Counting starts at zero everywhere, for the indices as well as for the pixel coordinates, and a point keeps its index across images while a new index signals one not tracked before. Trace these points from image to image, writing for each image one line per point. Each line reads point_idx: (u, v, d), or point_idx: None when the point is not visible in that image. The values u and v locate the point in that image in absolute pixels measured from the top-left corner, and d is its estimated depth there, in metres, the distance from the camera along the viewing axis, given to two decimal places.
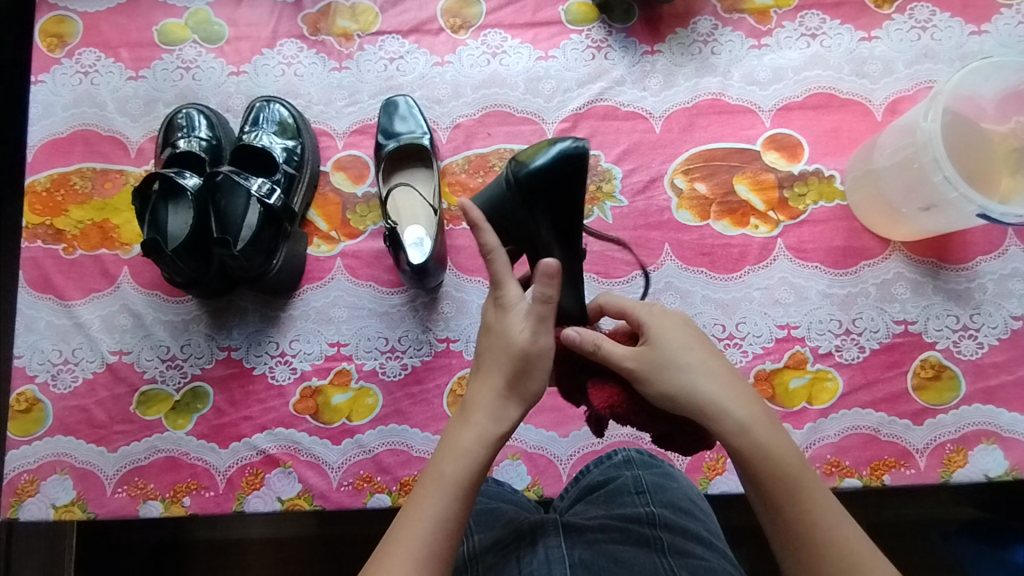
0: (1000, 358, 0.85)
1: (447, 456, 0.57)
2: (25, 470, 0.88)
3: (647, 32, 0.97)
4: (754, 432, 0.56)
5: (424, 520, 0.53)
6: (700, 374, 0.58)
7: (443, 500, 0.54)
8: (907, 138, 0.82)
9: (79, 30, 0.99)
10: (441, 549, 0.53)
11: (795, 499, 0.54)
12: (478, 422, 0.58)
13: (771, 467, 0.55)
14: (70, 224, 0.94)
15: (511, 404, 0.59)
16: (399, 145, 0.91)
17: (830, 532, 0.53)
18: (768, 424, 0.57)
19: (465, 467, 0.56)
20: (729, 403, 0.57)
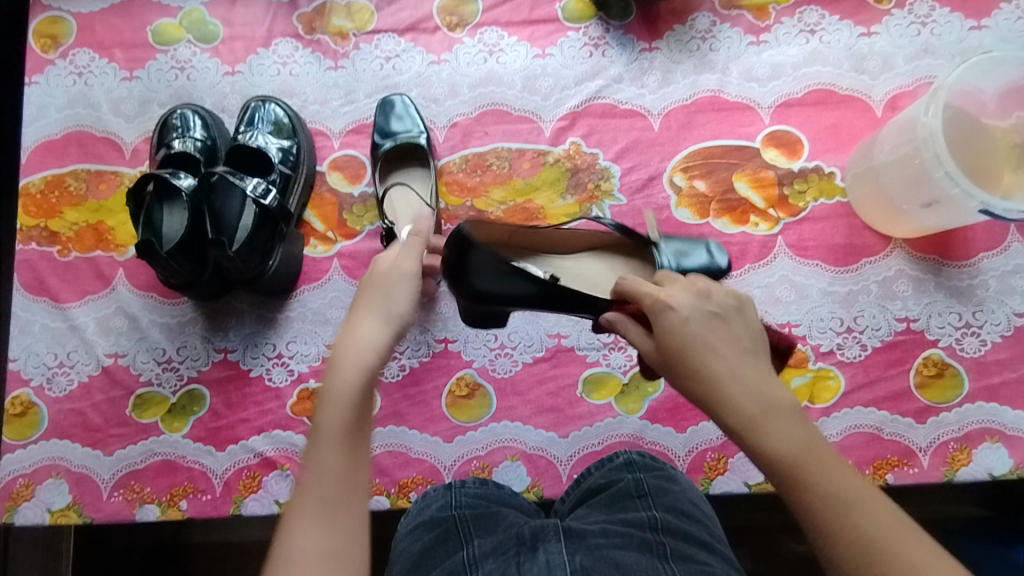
0: (1003, 355, 0.84)
1: (336, 394, 0.53)
2: (20, 475, 0.87)
3: (645, 29, 0.96)
4: (755, 433, 0.52)
5: (331, 467, 0.50)
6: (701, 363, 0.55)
7: (340, 447, 0.51)
8: (908, 134, 0.81)
9: (72, 31, 0.98)
10: (345, 492, 0.50)
11: (807, 498, 0.49)
12: (355, 356, 0.56)
13: (778, 468, 0.50)
14: (64, 226, 0.93)
15: (387, 334, 0.58)
16: (395, 144, 0.90)
17: (850, 530, 0.47)
18: (775, 421, 0.52)
19: (343, 410, 0.52)
20: (728, 395, 0.53)
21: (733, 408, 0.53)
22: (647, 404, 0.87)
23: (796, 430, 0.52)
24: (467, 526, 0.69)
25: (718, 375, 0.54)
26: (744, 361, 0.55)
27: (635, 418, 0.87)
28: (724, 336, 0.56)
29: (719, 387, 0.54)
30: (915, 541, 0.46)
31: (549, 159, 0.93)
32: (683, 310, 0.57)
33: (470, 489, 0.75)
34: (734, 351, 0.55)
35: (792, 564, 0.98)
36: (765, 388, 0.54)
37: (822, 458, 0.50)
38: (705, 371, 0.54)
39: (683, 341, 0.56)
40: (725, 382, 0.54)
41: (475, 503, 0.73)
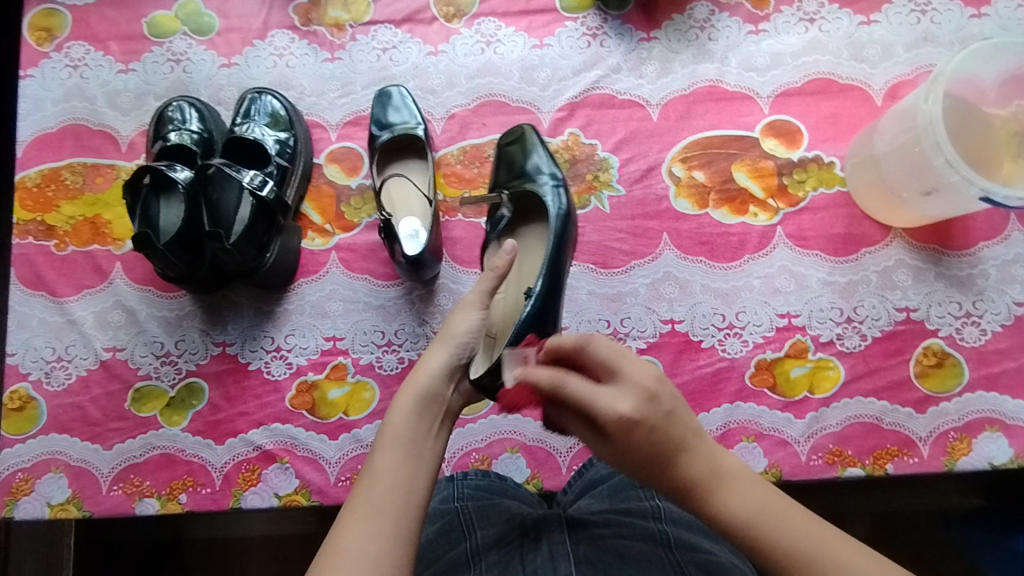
0: (1003, 345, 0.84)
1: (390, 420, 0.59)
2: (20, 469, 0.87)
3: (642, 19, 0.95)
4: (712, 502, 0.53)
5: (382, 478, 0.54)
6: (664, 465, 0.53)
7: (392, 461, 0.56)
8: (908, 122, 0.80)
9: (67, 24, 0.98)
10: (398, 501, 0.53)
11: (779, 556, 0.50)
12: (412, 381, 0.62)
13: (748, 536, 0.52)
14: (61, 220, 0.93)
15: (448, 352, 0.64)
16: (392, 136, 0.90)
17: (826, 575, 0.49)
18: (727, 492, 0.53)
19: (392, 487, 0.54)
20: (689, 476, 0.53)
21: (696, 495, 0.53)
22: None
23: (748, 495, 0.53)
24: (469, 518, 0.69)
25: (676, 475, 0.53)
26: (683, 449, 0.53)
27: None
28: (667, 434, 0.53)
29: (679, 481, 0.53)
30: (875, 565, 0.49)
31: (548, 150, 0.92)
32: (614, 436, 0.53)
33: (471, 481, 0.75)
34: (681, 443, 0.53)
35: None
36: (708, 459, 0.54)
37: (772, 511, 0.52)
38: (663, 471, 0.53)
39: (629, 455, 0.53)
40: (682, 476, 0.53)
41: (477, 495, 0.73)
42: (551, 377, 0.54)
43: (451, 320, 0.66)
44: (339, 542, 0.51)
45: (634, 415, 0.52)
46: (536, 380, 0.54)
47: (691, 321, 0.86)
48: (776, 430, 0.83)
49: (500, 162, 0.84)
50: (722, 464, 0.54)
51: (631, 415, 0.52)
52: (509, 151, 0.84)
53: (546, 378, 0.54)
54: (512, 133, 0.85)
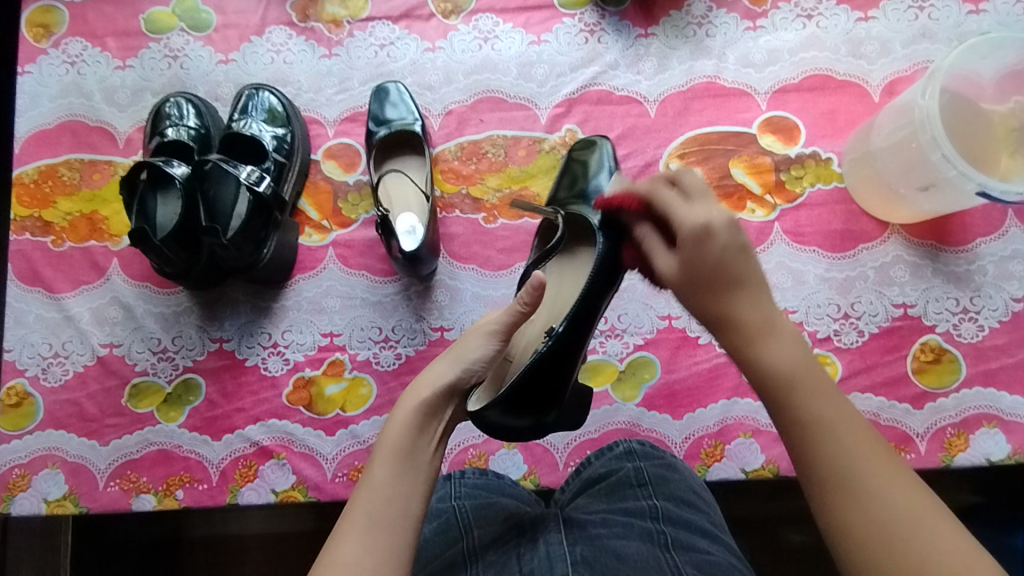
0: (1001, 341, 0.84)
1: (388, 432, 0.59)
2: (16, 465, 0.87)
3: (640, 15, 0.95)
4: (748, 349, 0.54)
5: (379, 490, 0.54)
6: (718, 295, 0.56)
7: (387, 467, 0.56)
8: (905, 118, 0.80)
9: (65, 20, 0.97)
10: (395, 509, 0.54)
11: (798, 411, 0.52)
12: (414, 396, 0.61)
13: (773, 383, 0.53)
14: (58, 216, 0.93)
15: (453, 369, 0.63)
16: (390, 131, 0.90)
17: (834, 446, 0.50)
18: (772, 344, 0.54)
19: (387, 499, 0.54)
20: (738, 314, 0.55)
21: (736, 331, 0.55)
22: (644, 392, 0.87)
23: (792, 352, 0.54)
24: (467, 517, 0.69)
25: (722, 305, 0.56)
26: (744, 292, 0.56)
27: (632, 405, 0.86)
28: (734, 264, 0.56)
29: (725, 313, 0.55)
30: (887, 472, 0.49)
31: (545, 147, 0.92)
32: (683, 239, 0.57)
33: (469, 479, 0.75)
34: (741, 279, 0.56)
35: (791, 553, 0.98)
36: (765, 312, 0.55)
37: (811, 380, 0.53)
38: (716, 300, 0.56)
39: (689, 265, 0.57)
40: (730, 311, 0.55)
41: (474, 494, 0.73)
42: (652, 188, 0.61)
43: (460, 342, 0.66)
44: (338, 550, 0.51)
45: (710, 222, 0.56)
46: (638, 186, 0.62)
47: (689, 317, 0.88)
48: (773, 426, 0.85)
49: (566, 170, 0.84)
50: (774, 322, 0.55)
51: (706, 225, 0.56)
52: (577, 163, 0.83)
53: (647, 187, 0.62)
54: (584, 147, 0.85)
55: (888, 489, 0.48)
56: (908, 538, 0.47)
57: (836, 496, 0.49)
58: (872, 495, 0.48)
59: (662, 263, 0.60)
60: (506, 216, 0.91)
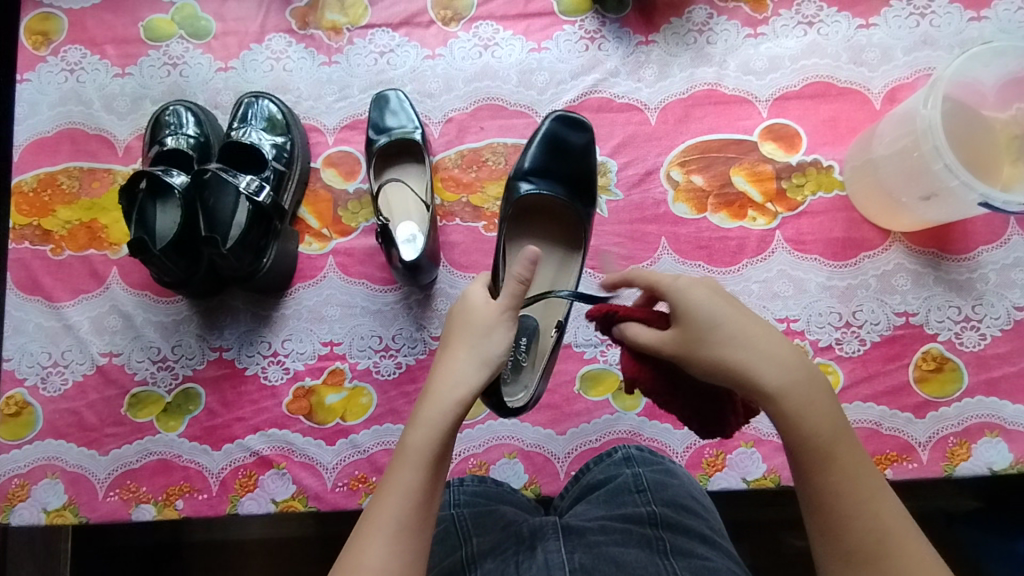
0: (1003, 349, 0.83)
1: (412, 435, 0.56)
2: (16, 475, 0.87)
3: (641, 22, 0.95)
4: (780, 411, 0.54)
5: (402, 498, 0.53)
6: (742, 342, 0.55)
7: (414, 476, 0.53)
8: (906, 126, 0.80)
9: (64, 28, 0.97)
10: (420, 523, 0.52)
11: (832, 482, 0.52)
12: (449, 396, 0.57)
13: (810, 452, 0.53)
14: (57, 225, 0.93)
15: (481, 363, 0.59)
16: (390, 140, 0.90)
17: (868, 520, 0.51)
18: (810, 411, 0.54)
19: (411, 509, 0.52)
20: (759, 364, 0.55)
21: (757, 385, 0.55)
22: (645, 401, 0.86)
23: (830, 419, 0.54)
24: (467, 525, 0.69)
25: (734, 357, 0.55)
26: (778, 355, 0.55)
27: (632, 415, 0.86)
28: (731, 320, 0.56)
29: (752, 379, 0.55)
30: (918, 553, 0.50)
31: None
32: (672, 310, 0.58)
33: (468, 487, 0.75)
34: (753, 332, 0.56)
35: (792, 560, 0.97)
36: (786, 370, 0.55)
37: (839, 443, 0.53)
38: (726, 355, 0.55)
39: (686, 333, 0.57)
40: (756, 377, 0.54)
41: (473, 502, 0.72)
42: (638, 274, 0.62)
43: (479, 320, 0.61)
44: (360, 560, 0.50)
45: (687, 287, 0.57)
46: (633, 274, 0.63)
47: None
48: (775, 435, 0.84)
49: (545, 145, 0.82)
50: (808, 385, 0.54)
51: (709, 297, 0.57)
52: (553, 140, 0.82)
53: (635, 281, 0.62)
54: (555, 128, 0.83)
55: (918, 569, 0.50)
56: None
57: (864, 570, 0.50)
58: (901, 574, 0.49)
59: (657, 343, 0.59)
60: None
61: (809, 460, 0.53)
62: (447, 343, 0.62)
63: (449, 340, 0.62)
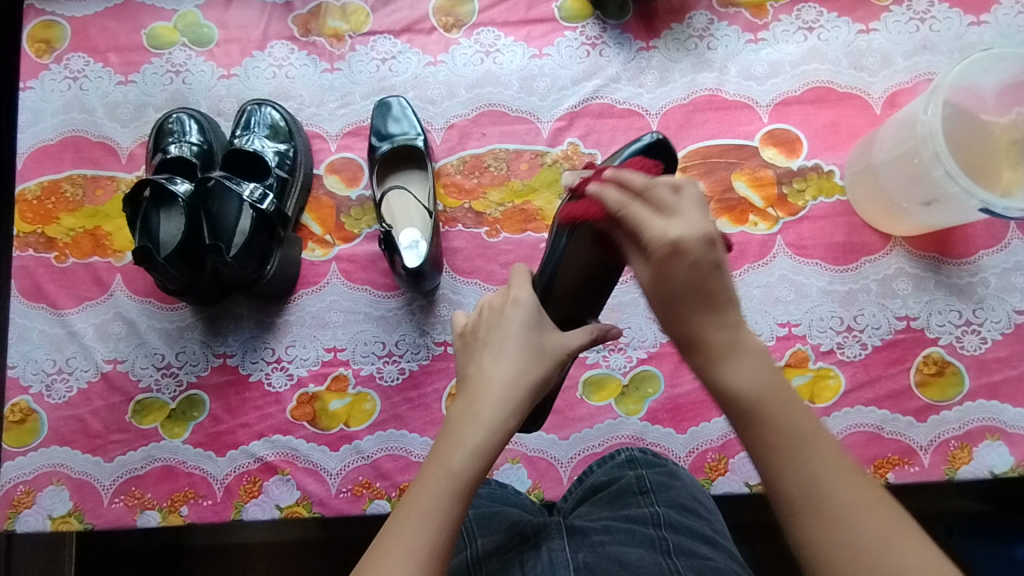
0: (1004, 353, 0.84)
1: (449, 454, 0.53)
2: (21, 481, 0.87)
3: (641, 28, 0.95)
4: (715, 364, 0.51)
5: (431, 516, 0.49)
6: (694, 306, 0.50)
7: (450, 500, 0.50)
8: (907, 132, 0.80)
9: (66, 36, 0.98)
10: (447, 547, 0.49)
11: (763, 435, 0.49)
12: (497, 423, 0.55)
13: (737, 405, 0.50)
14: (61, 232, 0.93)
15: (522, 385, 0.58)
16: (392, 147, 0.90)
17: (801, 468, 0.47)
18: (737, 363, 0.50)
19: (439, 531, 0.49)
20: (702, 330, 0.51)
21: (700, 344, 0.51)
22: (647, 405, 0.87)
23: (758, 368, 0.50)
24: (470, 526, 0.69)
25: (688, 323, 0.51)
26: (705, 315, 0.50)
27: (635, 420, 0.87)
28: (705, 282, 0.50)
29: (694, 332, 0.51)
30: (857, 492, 0.46)
31: (547, 160, 0.92)
32: (654, 255, 0.51)
33: None
34: (716, 297, 0.50)
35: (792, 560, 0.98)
36: (731, 327, 0.51)
37: (778, 393, 0.50)
38: (677, 322, 0.51)
39: (663, 283, 0.51)
40: (698, 330, 0.51)
41: (478, 503, 0.73)
42: (622, 198, 0.53)
43: (521, 342, 0.60)
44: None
45: (682, 239, 0.49)
46: (627, 180, 0.53)
47: None
48: None
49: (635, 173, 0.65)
50: (741, 336, 0.51)
51: (716, 260, 0.50)
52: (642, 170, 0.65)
53: (615, 199, 0.53)
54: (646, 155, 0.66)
55: (862, 508, 0.45)
56: (885, 560, 0.43)
57: (810, 516, 0.46)
58: (846, 515, 0.45)
59: (637, 276, 0.53)
60: (509, 230, 0.91)
61: (738, 412, 0.50)
62: (494, 361, 0.59)
63: (489, 360, 0.60)
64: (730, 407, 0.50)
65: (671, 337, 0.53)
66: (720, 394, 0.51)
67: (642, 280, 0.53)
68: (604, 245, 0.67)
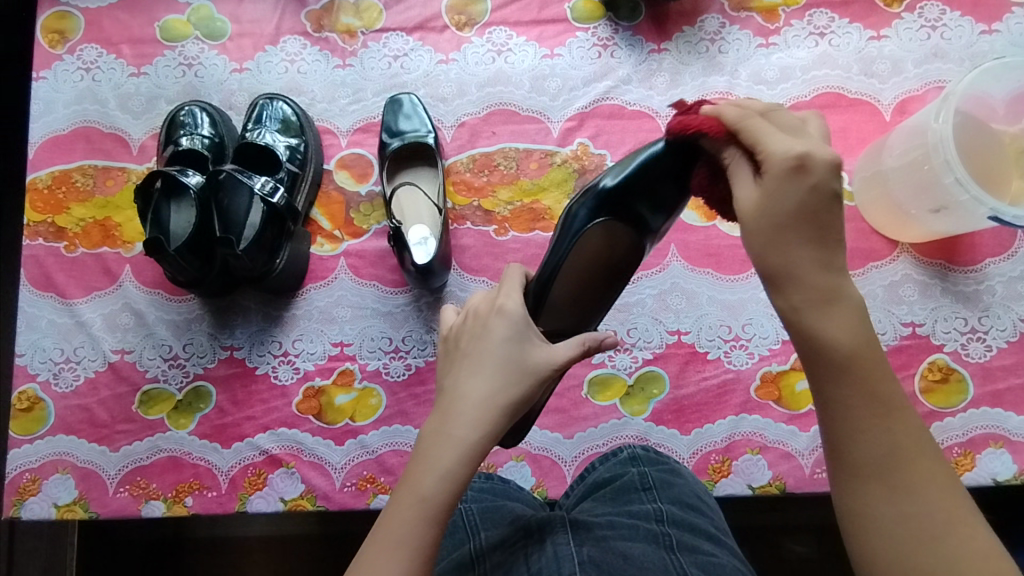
0: (1008, 361, 0.84)
1: (421, 478, 0.53)
2: (27, 469, 0.87)
3: (653, 30, 0.96)
4: (809, 315, 0.49)
5: (403, 547, 0.50)
6: (797, 245, 0.49)
7: (422, 526, 0.51)
8: (917, 139, 0.81)
9: (80, 27, 0.98)
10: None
11: (846, 393, 0.48)
12: (471, 444, 0.55)
13: (824, 359, 0.49)
14: (71, 222, 0.93)
15: (495, 402, 0.57)
16: (403, 143, 0.90)
17: (881, 436, 0.48)
18: (831, 315, 0.49)
19: (409, 561, 0.49)
20: (800, 270, 0.49)
21: (797, 288, 0.49)
22: (652, 406, 0.87)
23: (853, 328, 0.49)
24: (474, 520, 0.69)
25: (790, 258, 0.49)
26: (807, 253, 0.49)
27: (639, 420, 0.87)
28: (819, 212, 0.49)
29: (791, 272, 0.49)
30: (933, 467, 0.48)
31: (557, 160, 0.93)
32: (771, 170, 0.49)
33: (476, 484, 0.76)
34: (822, 236, 0.49)
35: (792, 564, 0.98)
36: (833, 277, 0.49)
37: (871, 357, 0.49)
38: (779, 255, 0.50)
39: (774, 205, 0.49)
40: (797, 269, 0.49)
41: (480, 497, 0.74)
42: (740, 114, 0.53)
43: (499, 355, 0.59)
44: None
45: (809, 154, 0.49)
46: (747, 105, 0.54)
47: (698, 332, 0.88)
48: (780, 443, 0.85)
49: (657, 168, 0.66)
50: (832, 284, 0.49)
51: (835, 190, 0.49)
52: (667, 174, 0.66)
53: (735, 114, 0.53)
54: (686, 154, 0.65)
55: (934, 489, 0.47)
56: (936, 539, 0.46)
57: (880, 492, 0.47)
58: (918, 492, 0.47)
59: (742, 198, 0.51)
60: (517, 228, 0.91)
61: (823, 372, 0.49)
62: (470, 376, 0.58)
63: (467, 370, 0.59)
64: (815, 363, 0.49)
65: (757, 271, 0.51)
66: (807, 351, 0.49)
67: (745, 203, 0.51)
68: (610, 244, 0.68)
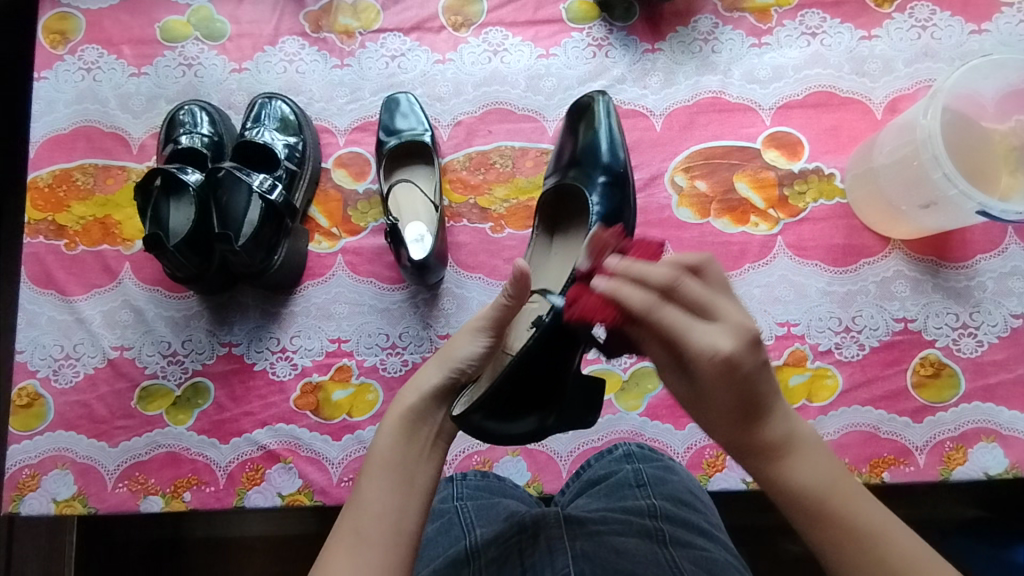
0: (1000, 356, 0.85)
1: (376, 447, 0.59)
2: (26, 465, 0.88)
3: (647, 31, 0.97)
4: (777, 472, 0.53)
5: (369, 508, 0.54)
6: (743, 421, 0.52)
7: (378, 486, 0.56)
8: (906, 136, 0.82)
9: (81, 28, 0.99)
10: (388, 528, 0.54)
11: (831, 534, 0.51)
12: (400, 402, 0.61)
13: (802, 506, 0.52)
14: (72, 220, 0.94)
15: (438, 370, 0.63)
16: (400, 141, 0.91)
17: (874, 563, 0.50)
18: (797, 461, 0.53)
19: (376, 519, 0.54)
20: (758, 438, 0.53)
21: (756, 457, 0.53)
22: (647, 400, 0.88)
23: (817, 465, 0.53)
24: (469, 517, 0.70)
25: (747, 434, 0.53)
26: (757, 415, 0.52)
27: (634, 415, 0.88)
28: (757, 388, 0.52)
29: (749, 442, 0.53)
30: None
31: None
32: (705, 370, 0.51)
33: (471, 481, 0.77)
34: (769, 401, 0.53)
35: (789, 563, 0.99)
36: (788, 425, 0.53)
37: (840, 489, 0.52)
38: (740, 432, 0.53)
39: (710, 394, 0.52)
40: (755, 438, 0.53)
41: (476, 495, 0.75)
42: (646, 301, 0.52)
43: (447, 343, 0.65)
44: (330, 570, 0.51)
45: (736, 352, 0.50)
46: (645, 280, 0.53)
47: None
48: None
49: (569, 135, 0.85)
50: (790, 433, 0.53)
51: (764, 359, 0.52)
52: (607, 140, 0.81)
53: (639, 303, 0.52)
54: (613, 115, 0.84)
55: None
56: None
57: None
58: None
59: (677, 385, 0.54)
60: (513, 225, 0.92)
61: (803, 522, 0.52)
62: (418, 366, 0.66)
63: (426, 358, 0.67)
64: (804, 516, 0.52)
65: (723, 447, 0.55)
66: (797, 508, 0.52)
67: (682, 392, 0.54)
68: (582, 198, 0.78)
